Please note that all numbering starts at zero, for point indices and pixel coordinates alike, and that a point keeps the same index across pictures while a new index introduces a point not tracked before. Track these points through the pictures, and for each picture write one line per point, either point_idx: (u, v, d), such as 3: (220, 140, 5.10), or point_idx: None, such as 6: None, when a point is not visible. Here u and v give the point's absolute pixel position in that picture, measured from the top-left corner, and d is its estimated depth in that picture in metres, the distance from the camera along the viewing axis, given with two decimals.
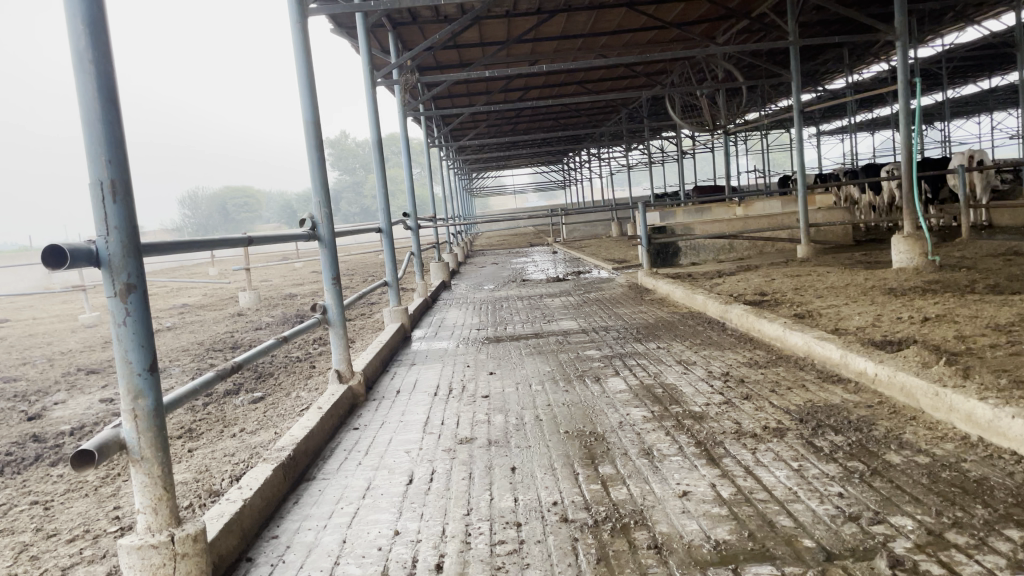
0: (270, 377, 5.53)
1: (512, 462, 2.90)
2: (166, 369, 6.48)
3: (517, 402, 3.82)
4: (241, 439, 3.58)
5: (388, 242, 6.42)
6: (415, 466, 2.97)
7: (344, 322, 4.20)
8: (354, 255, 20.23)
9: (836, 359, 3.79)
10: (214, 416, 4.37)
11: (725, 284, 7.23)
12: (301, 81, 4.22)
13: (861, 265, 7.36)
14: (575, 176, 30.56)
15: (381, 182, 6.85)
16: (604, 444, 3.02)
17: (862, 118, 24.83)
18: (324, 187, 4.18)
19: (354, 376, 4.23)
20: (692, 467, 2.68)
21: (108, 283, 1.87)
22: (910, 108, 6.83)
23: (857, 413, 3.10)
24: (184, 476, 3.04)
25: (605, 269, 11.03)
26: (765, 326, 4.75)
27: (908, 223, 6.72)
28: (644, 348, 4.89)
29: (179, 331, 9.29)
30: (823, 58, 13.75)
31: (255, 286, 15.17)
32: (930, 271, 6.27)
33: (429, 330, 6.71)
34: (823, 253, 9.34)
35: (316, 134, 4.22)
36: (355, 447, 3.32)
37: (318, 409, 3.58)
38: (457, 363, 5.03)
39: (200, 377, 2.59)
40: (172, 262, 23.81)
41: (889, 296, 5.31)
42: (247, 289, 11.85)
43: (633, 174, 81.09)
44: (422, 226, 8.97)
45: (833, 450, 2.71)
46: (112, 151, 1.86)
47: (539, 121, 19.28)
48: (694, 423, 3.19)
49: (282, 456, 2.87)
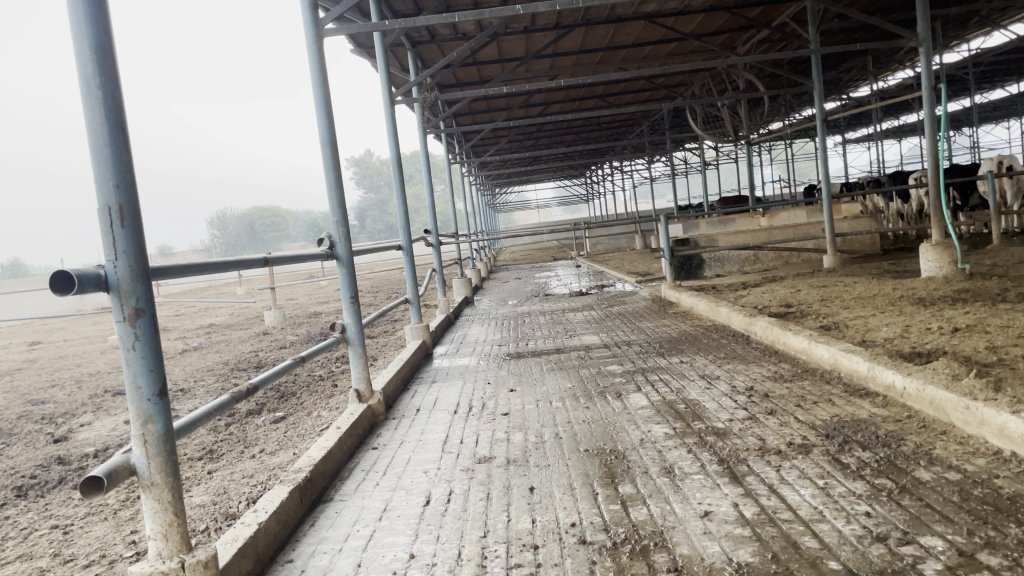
0: (292, 396, 5.53)
1: (531, 482, 2.85)
2: (190, 390, 6.53)
3: (537, 420, 3.77)
4: (260, 461, 3.56)
5: (409, 260, 6.41)
6: (433, 487, 2.94)
7: (363, 341, 4.19)
8: (379, 272, 20.34)
9: (863, 372, 3.70)
10: (235, 436, 4.37)
11: (750, 296, 7.14)
12: (317, 101, 4.23)
13: (889, 275, 7.24)
14: (598, 189, 30.50)
15: (401, 199, 6.86)
16: (625, 462, 2.97)
17: (888, 125, 24.54)
18: (341, 205, 4.18)
19: (374, 395, 4.22)
20: (715, 486, 2.61)
21: (117, 308, 1.86)
22: (936, 114, 6.71)
23: (885, 427, 3.02)
24: (202, 499, 3.03)
25: (629, 283, 10.96)
26: (790, 339, 4.66)
27: (936, 231, 6.59)
28: (667, 363, 4.82)
29: (205, 351, 9.38)
30: (846, 65, 13.61)
31: (280, 305, 15.29)
32: (961, 280, 6.14)
33: (451, 347, 6.68)
34: (850, 263, 9.20)
35: (333, 152, 4.23)
36: (373, 468, 3.29)
37: (337, 429, 3.56)
38: (478, 380, 4.99)
39: (218, 399, 2.55)
40: (200, 283, 24.10)
41: (918, 306, 5.20)
42: (272, 308, 11.94)
43: (657, 186, 80.92)
44: (444, 242, 8.98)
45: (860, 467, 2.64)
46: (119, 175, 1.86)
47: (561, 135, 19.30)
48: (717, 440, 3.13)
49: (298, 478, 2.85)
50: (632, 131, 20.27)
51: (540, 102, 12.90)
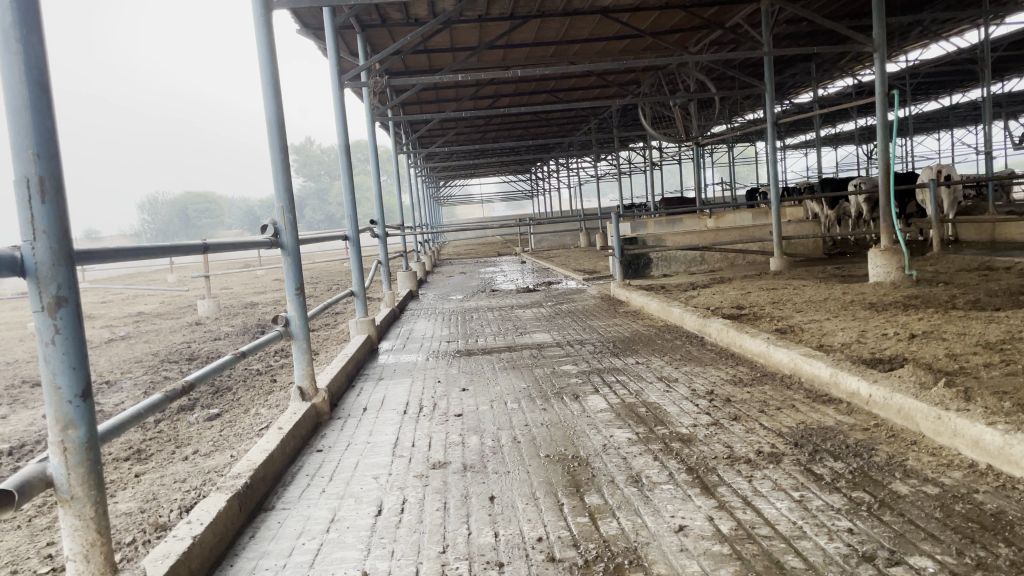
0: (228, 393, 5.23)
1: (491, 491, 2.68)
2: (117, 382, 6.14)
3: (492, 422, 3.60)
4: (193, 464, 3.29)
5: (355, 250, 6.12)
6: (384, 495, 2.73)
7: (307, 336, 3.95)
8: (319, 263, 19.85)
9: (825, 377, 3.63)
10: (165, 435, 4.08)
11: (700, 296, 7.08)
12: (264, 78, 3.96)
13: (836, 279, 7.28)
14: (542, 186, 30.48)
15: (348, 188, 6.59)
16: (589, 470, 2.82)
17: (826, 133, 25.14)
18: (287, 190, 3.92)
19: (318, 393, 3.98)
20: (686, 497, 2.48)
21: (34, 296, 1.61)
22: (888, 120, 6.74)
23: (854, 436, 2.94)
24: (127, 507, 2.76)
25: (576, 280, 10.87)
26: (747, 341, 4.59)
27: (885, 236, 6.64)
28: (622, 364, 4.70)
29: (134, 341, 8.92)
30: (793, 70, 13.79)
31: (214, 294, 14.78)
32: (909, 287, 6.20)
33: (398, 342, 6.46)
34: (796, 266, 9.28)
35: (280, 135, 3.97)
36: (318, 472, 3.07)
37: (279, 430, 3.33)
38: (428, 378, 4.79)
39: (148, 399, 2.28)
40: (130, 269, 23.24)
41: (871, 310, 5.19)
42: (206, 297, 11.50)
43: (600, 185, 81.47)
44: (390, 233, 8.71)
45: (834, 479, 2.54)
46: (40, 143, 1.61)
47: (508, 129, 19.16)
48: (683, 446, 3.00)
49: (237, 485, 2.61)
50: (579, 128, 20.23)
51: (489, 94, 12.71)
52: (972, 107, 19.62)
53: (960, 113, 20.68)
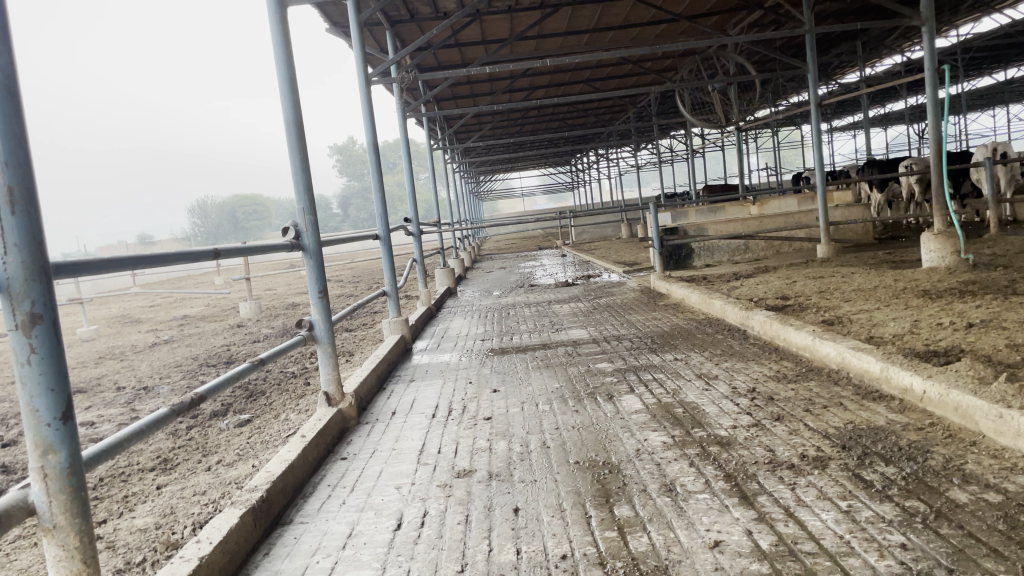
0: (261, 397, 5.19)
1: (515, 502, 2.54)
2: (155, 387, 6.16)
3: (522, 425, 3.46)
4: (215, 474, 3.21)
5: (387, 249, 6.02)
6: (405, 507, 2.61)
7: (333, 339, 3.86)
8: (362, 262, 19.94)
9: (875, 373, 3.40)
10: (194, 442, 4.03)
11: (743, 287, 6.85)
12: (281, 77, 3.86)
13: (887, 265, 6.97)
14: (583, 177, 30.22)
15: (378, 187, 6.50)
16: (620, 478, 2.66)
17: (874, 113, 24.41)
18: (308, 190, 3.82)
19: (345, 398, 3.89)
20: (724, 508, 2.30)
21: (7, 315, 1.52)
22: (939, 97, 6.39)
23: (907, 437, 2.72)
24: (143, 523, 2.68)
25: (616, 273, 10.68)
26: (791, 334, 4.37)
27: (938, 219, 6.32)
28: (660, 360, 4.52)
29: (177, 345, 9.00)
30: (837, 50, 13.34)
31: (257, 295, 14.91)
32: (964, 272, 5.90)
33: (433, 342, 6.35)
34: (844, 252, 8.94)
35: (299, 134, 3.86)
36: (340, 482, 2.97)
37: (301, 438, 3.23)
38: (459, 379, 4.67)
39: (136, 424, 2.09)
40: (178, 272, 23.67)
41: (924, 298, 4.91)
42: (248, 298, 11.59)
43: (643, 175, 80.76)
44: (425, 231, 8.61)
45: (885, 486, 2.34)
46: (8, 151, 1.51)
47: (546, 121, 18.98)
48: (721, 451, 2.82)
49: (252, 499, 2.52)
50: (618, 118, 19.93)
51: (524, 87, 12.55)
52: None
53: (1016, 87, 19.87)
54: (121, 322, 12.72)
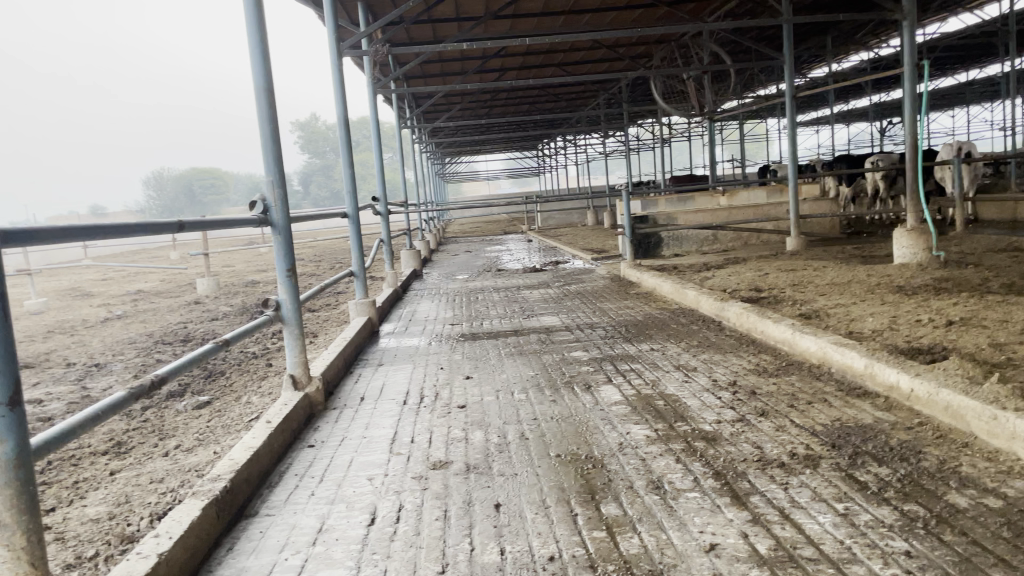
0: (221, 377, 4.99)
1: (496, 497, 2.41)
2: (107, 365, 5.91)
3: (498, 415, 3.33)
4: (173, 460, 3.03)
5: (354, 227, 5.82)
6: (378, 500, 2.47)
7: (300, 321, 3.69)
8: (323, 241, 19.60)
9: (859, 368, 3.34)
10: (150, 425, 3.84)
11: (716, 277, 6.79)
12: (252, 39, 3.63)
13: (858, 260, 6.96)
14: (550, 163, 30.10)
15: (347, 163, 6.28)
16: (605, 474, 2.55)
17: (839, 109, 24.65)
18: (277, 162, 3.62)
19: (311, 381, 3.73)
20: (716, 509, 2.21)
21: None
22: (917, 92, 6.38)
23: (897, 437, 2.66)
24: (95, 513, 2.50)
25: (584, 260, 10.57)
26: (769, 328, 4.31)
27: (912, 216, 6.32)
28: (635, 350, 4.42)
29: (130, 320, 8.70)
30: (809, 43, 13.38)
31: (215, 271, 14.54)
32: (936, 268, 5.92)
33: (400, 324, 6.20)
34: (812, 246, 8.96)
35: (270, 102, 3.65)
36: (308, 472, 2.81)
37: (267, 424, 3.07)
38: (430, 364, 4.52)
39: (86, 411, 1.90)
40: (132, 245, 23.04)
41: (899, 294, 4.89)
42: (205, 274, 11.27)
43: (608, 163, 80.92)
44: (392, 210, 8.41)
45: (881, 488, 2.27)
46: None
47: (515, 104, 18.78)
48: (708, 446, 2.73)
49: (215, 490, 2.35)
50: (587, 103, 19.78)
51: (496, 67, 12.36)
52: (990, 82, 19.09)
53: (978, 88, 20.17)
54: (71, 295, 12.30)
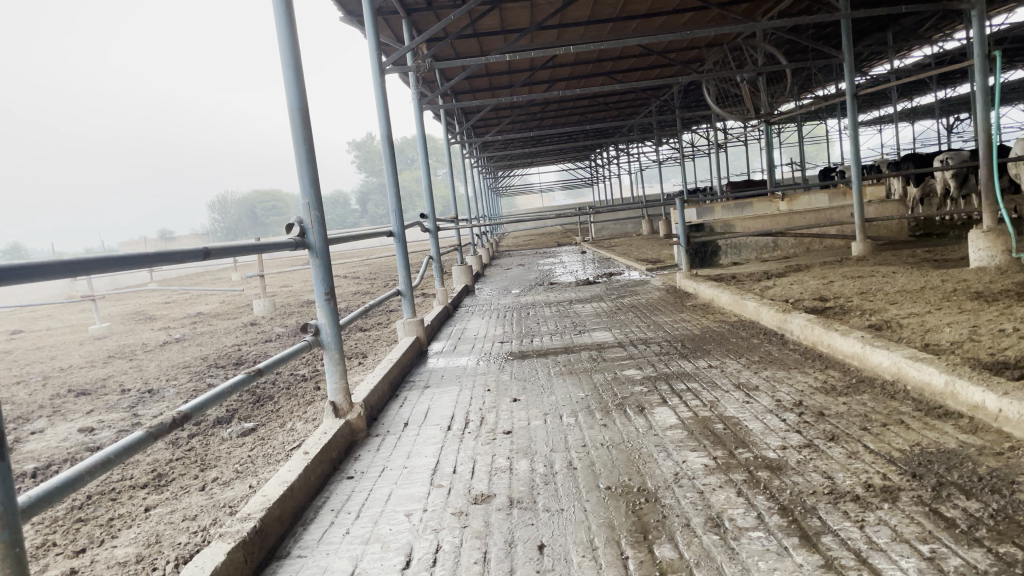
0: (268, 402, 4.92)
1: (540, 537, 2.23)
2: (160, 390, 5.92)
3: (545, 441, 3.15)
4: (209, 495, 2.93)
5: (400, 246, 5.70)
6: (415, 540, 2.32)
7: (340, 346, 3.57)
8: (378, 259, 19.71)
9: (940, 387, 3.06)
10: (194, 454, 3.77)
11: (776, 287, 6.49)
12: (285, 58, 3.54)
13: (931, 264, 6.57)
14: (603, 172, 29.87)
15: (392, 181, 6.18)
16: (658, 509, 2.34)
17: (902, 107, 23.85)
18: (314, 183, 3.52)
19: (353, 408, 3.60)
20: (782, 551, 1.99)
21: None
22: (988, 85, 5.99)
23: (986, 465, 2.39)
24: (123, 554, 2.40)
25: (639, 270, 10.33)
26: (836, 341, 4.03)
27: (988, 215, 5.94)
28: (692, 368, 4.19)
29: (187, 343, 8.80)
30: (869, 39, 12.90)
31: (273, 292, 14.71)
32: (1017, 272, 5.53)
33: (450, 343, 6.08)
34: (880, 250, 8.53)
35: (305, 124, 3.55)
36: (345, 507, 2.67)
37: (304, 454, 2.95)
38: (477, 386, 4.36)
39: (98, 455, 1.83)
40: (195, 268, 23.61)
41: (978, 302, 4.54)
42: (262, 296, 11.38)
43: (664, 172, 80.05)
44: (442, 227, 8.30)
45: (970, 525, 2.02)
46: None
47: (565, 115, 18.65)
48: (773, 477, 2.50)
49: (243, 532, 2.23)
50: (639, 112, 19.53)
51: (545, 78, 12.25)
52: None
53: None
54: (135, 318, 12.59)
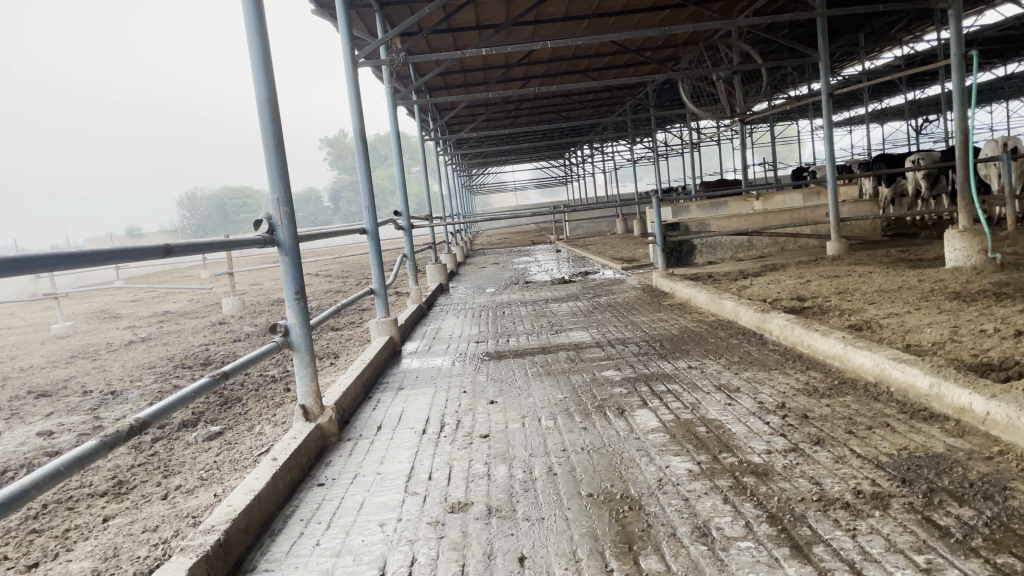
0: (237, 404, 4.77)
1: (520, 549, 2.13)
2: (123, 392, 5.73)
3: (524, 446, 3.05)
4: (172, 504, 2.79)
5: (373, 243, 5.56)
6: (389, 552, 2.21)
7: (310, 347, 3.44)
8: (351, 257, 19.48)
9: (924, 389, 3.01)
10: (157, 460, 3.62)
11: (754, 286, 6.44)
12: (253, 45, 3.38)
13: (908, 264, 6.57)
14: (578, 170, 29.86)
15: (365, 176, 6.03)
16: (642, 518, 2.26)
17: (873, 108, 24.10)
18: (282, 178, 3.38)
19: (323, 411, 3.47)
20: (773, 563, 1.91)
21: None
22: (966, 86, 5.97)
23: (977, 469, 2.33)
24: (78, 569, 2.27)
25: (614, 270, 10.27)
26: (817, 341, 3.98)
27: (965, 216, 5.93)
28: (671, 369, 4.11)
29: (154, 343, 8.58)
30: (843, 39, 12.94)
31: (243, 290, 14.45)
32: (994, 272, 5.52)
33: (424, 343, 5.95)
34: (854, 250, 8.54)
35: (273, 116, 3.41)
36: (315, 517, 2.55)
37: (272, 461, 2.82)
38: (452, 387, 4.25)
39: (46, 467, 1.69)
40: (164, 266, 23.20)
41: (957, 302, 4.52)
42: (231, 294, 11.15)
43: (638, 170, 80.39)
44: (416, 225, 8.17)
45: (966, 534, 1.95)
46: None
47: (539, 113, 18.57)
48: (760, 483, 2.42)
49: (207, 545, 2.10)
50: (614, 111, 19.51)
51: (520, 74, 12.14)
52: None
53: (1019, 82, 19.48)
54: (101, 317, 12.29)
